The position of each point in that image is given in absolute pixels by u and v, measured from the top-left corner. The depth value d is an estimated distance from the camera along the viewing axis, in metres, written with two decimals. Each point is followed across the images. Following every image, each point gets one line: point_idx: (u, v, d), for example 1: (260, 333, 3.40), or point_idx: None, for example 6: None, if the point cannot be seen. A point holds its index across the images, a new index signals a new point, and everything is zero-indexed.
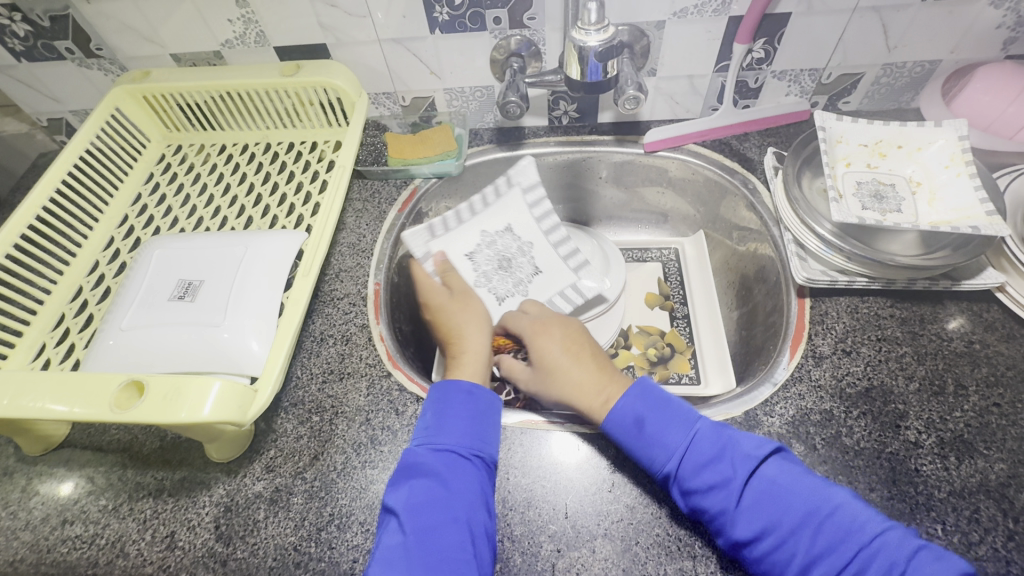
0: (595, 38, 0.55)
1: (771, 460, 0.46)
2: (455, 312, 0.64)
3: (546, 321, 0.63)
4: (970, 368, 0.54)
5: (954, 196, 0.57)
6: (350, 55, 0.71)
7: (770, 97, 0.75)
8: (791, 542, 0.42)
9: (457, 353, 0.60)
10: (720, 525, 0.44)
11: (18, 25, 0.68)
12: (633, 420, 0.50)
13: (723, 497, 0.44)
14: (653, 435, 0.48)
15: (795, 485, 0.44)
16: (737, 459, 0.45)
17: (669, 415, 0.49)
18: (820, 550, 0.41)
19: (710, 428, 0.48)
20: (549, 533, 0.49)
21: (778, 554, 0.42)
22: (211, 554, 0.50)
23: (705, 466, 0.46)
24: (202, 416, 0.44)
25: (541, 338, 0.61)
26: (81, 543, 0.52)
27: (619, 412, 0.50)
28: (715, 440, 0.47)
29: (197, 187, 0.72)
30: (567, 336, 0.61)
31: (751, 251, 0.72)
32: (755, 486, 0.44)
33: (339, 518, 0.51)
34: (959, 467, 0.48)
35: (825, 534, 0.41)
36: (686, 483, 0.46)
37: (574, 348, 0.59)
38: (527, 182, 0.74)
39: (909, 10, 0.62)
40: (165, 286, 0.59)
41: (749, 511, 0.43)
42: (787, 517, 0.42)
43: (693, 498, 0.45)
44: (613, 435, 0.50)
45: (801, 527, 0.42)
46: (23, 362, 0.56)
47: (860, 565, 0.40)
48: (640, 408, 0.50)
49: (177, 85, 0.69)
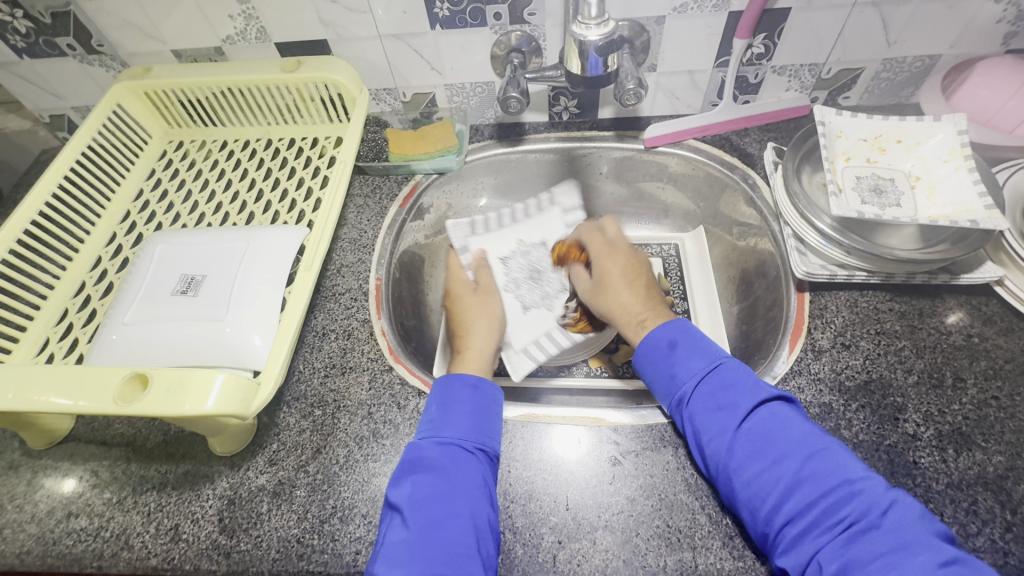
0: (595, 33, 0.56)
1: (781, 402, 0.48)
2: (475, 304, 0.66)
3: (618, 246, 0.68)
4: (969, 362, 0.54)
5: (952, 190, 0.58)
6: (351, 51, 0.71)
7: (770, 92, 0.75)
8: (779, 466, 0.44)
9: (462, 348, 0.61)
10: (717, 445, 0.46)
11: (20, 22, 0.68)
12: (666, 342, 0.54)
13: (727, 418, 0.47)
14: (679, 358, 0.53)
15: (795, 423, 0.46)
16: (752, 390, 0.48)
17: (699, 345, 0.53)
18: (805, 477, 0.43)
19: (735, 365, 0.51)
20: (550, 525, 0.49)
21: (765, 477, 0.44)
22: (215, 546, 0.50)
23: (721, 390, 0.49)
24: (205, 409, 0.44)
25: (604, 260, 0.67)
26: (86, 535, 0.52)
27: (654, 335, 0.55)
28: (734, 374, 0.50)
29: (198, 183, 0.72)
30: (631, 262, 0.66)
31: (751, 246, 0.73)
32: (758, 416, 0.47)
33: (341, 511, 0.51)
34: (958, 459, 0.49)
35: (813, 464, 0.43)
36: (696, 404, 0.49)
37: (632, 274, 0.64)
38: (568, 204, 0.80)
39: (908, 4, 0.62)
40: (167, 280, 0.60)
41: (746, 435, 0.46)
42: (780, 443, 0.45)
43: (698, 419, 0.49)
44: (644, 352, 0.56)
45: (791, 455, 0.44)
46: (26, 357, 0.57)
47: (837, 501, 0.41)
48: (675, 333, 0.55)
49: (178, 81, 0.69)
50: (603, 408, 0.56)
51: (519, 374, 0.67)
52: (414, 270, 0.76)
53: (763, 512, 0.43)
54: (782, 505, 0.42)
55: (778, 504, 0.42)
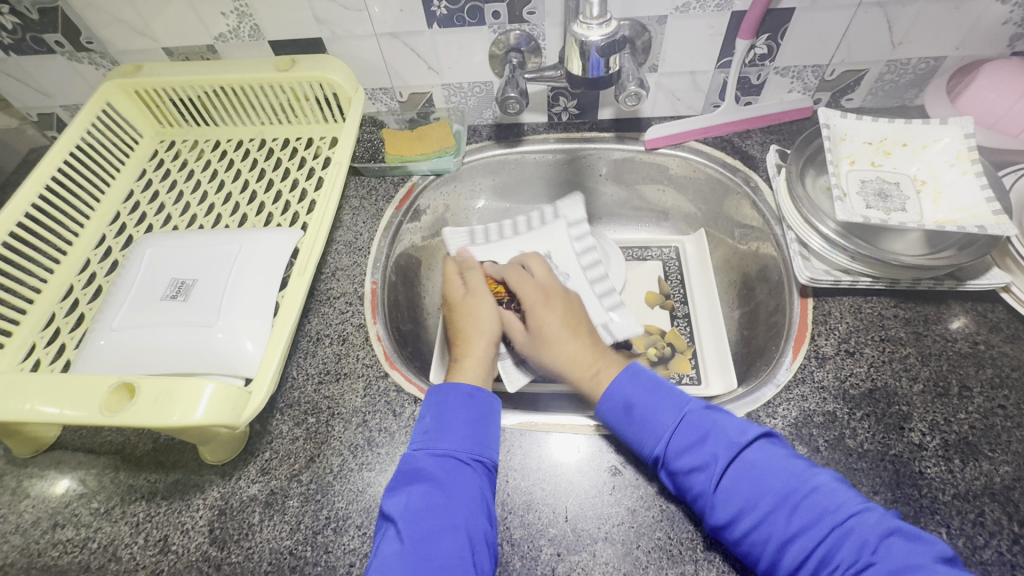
0: (597, 32, 0.54)
1: (755, 445, 0.46)
2: (468, 311, 0.63)
3: (551, 292, 0.64)
4: (975, 369, 0.53)
5: (959, 195, 0.57)
6: (346, 49, 0.70)
7: (772, 93, 0.74)
8: (769, 522, 0.42)
9: (460, 356, 0.60)
10: (702, 505, 0.45)
11: (6, 18, 0.66)
12: (622, 406, 0.51)
13: (704, 479, 0.45)
14: (640, 419, 0.50)
15: (774, 468, 0.44)
16: (723, 443, 0.46)
17: (658, 397, 0.50)
18: (796, 529, 0.41)
19: (699, 413, 0.49)
20: (549, 537, 0.48)
21: (758, 533, 0.42)
22: (205, 559, 0.49)
23: (692, 446, 0.47)
24: (194, 419, 0.43)
25: (541, 309, 0.62)
26: (72, 546, 0.51)
27: (610, 395, 0.52)
28: (700, 425, 0.48)
29: (190, 184, 0.71)
30: (569, 310, 0.63)
31: (753, 250, 0.72)
32: (737, 469, 0.45)
33: (335, 522, 0.50)
34: (964, 470, 0.48)
35: (802, 513, 0.42)
36: (671, 468, 0.47)
37: (574, 324, 0.61)
38: (573, 217, 0.78)
39: (914, 5, 0.61)
40: (157, 284, 0.58)
41: (729, 490, 0.44)
42: (764, 496, 0.43)
43: (678, 479, 0.47)
44: (605, 419, 0.52)
45: (778, 507, 0.42)
46: (12, 362, 0.55)
47: (831, 546, 0.40)
48: (628, 395, 0.51)
49: (169, 79, 0.68)
50: None
51: (514, 386, 0.67)
52: (410, 273, 0.75)
53: (762, 565, 0.42)
54: (780, 559, 0.41)
55: (776, 557, 0.41)
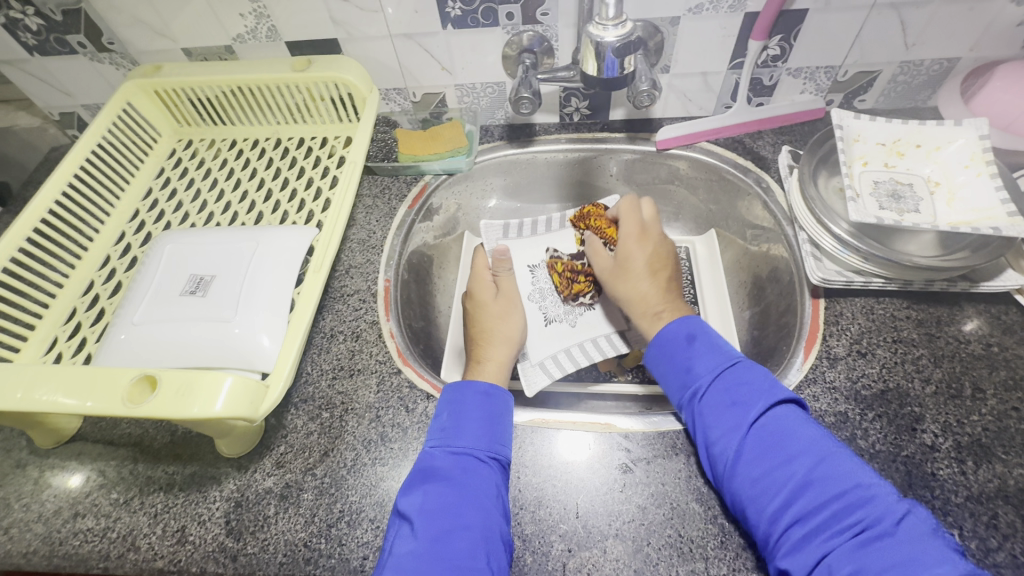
0: (612, 34, 0.55)
1: (796, 403, 0.48)
2: (496, 315, 0.65)
3: (650, 232, 0.66)
4: (988, 372, 0.53)
5: (974, 196, 0.57)
6: (361, 50, 0.71)
7: (784, 94, 0.74)
8: (791, 466, 0.44)
9: (481, 359, 0.61)
10: (726, 444, 0.46)
11: (31, 19, 0.68)
12: (684, 337, 0.55)
13: (740, 415, 0.47)
14: (697, 352, 0.53)
15: (808, 424, 0.46)
16: (767, 391, 0.48)
17: (717, 343, 0.54)
18: (815, 479, 0.43)
19: (750, 364, 0.52)
20: (560, 533, 0.49)
21: (774, 475, 0.44)
22: (222, 550, 0.50)
23: (736, 386, 0.49)
24: (213, 412, 0.44)
25: (632, 243, 0.65)
26: (93, 536, 0.52)
27: (672, 328, 0.56)
28: (749, 372, 0.50)
29: (208, 182, 0.72)
30: (658, 252, 0.64)
31: (764, 251, 0.72)
32: (772, 416, 0.47)
33: (349, 515, 0.51)
34: (977, 472, 0.48)
35: (827, 466, 0.43)
36: (709, 399, 0.49)
37: (656, 265, 0.63)
38: None
39: (928, 7, 0.61)
40: (176, 281, 0.59)
41: (759, 432, 0.46)
42: (792, 443, 0.45)
43: (711, 415, 0.49)
44: (661, 346, 0.56)
45: (804, 455, 0.44)
46: (34, 356, 0.56)
47: (848, 503, 0.41)
48: (692, 329, 0.55)
49: (188, 79, 0.69)
50: (613, 414, 0.55)
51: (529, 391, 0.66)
52: (422, 271, 0.76)
53: (769, 512, 0.42)
54: (790, 505, 0.42)
55: (787, 503, 0.42)
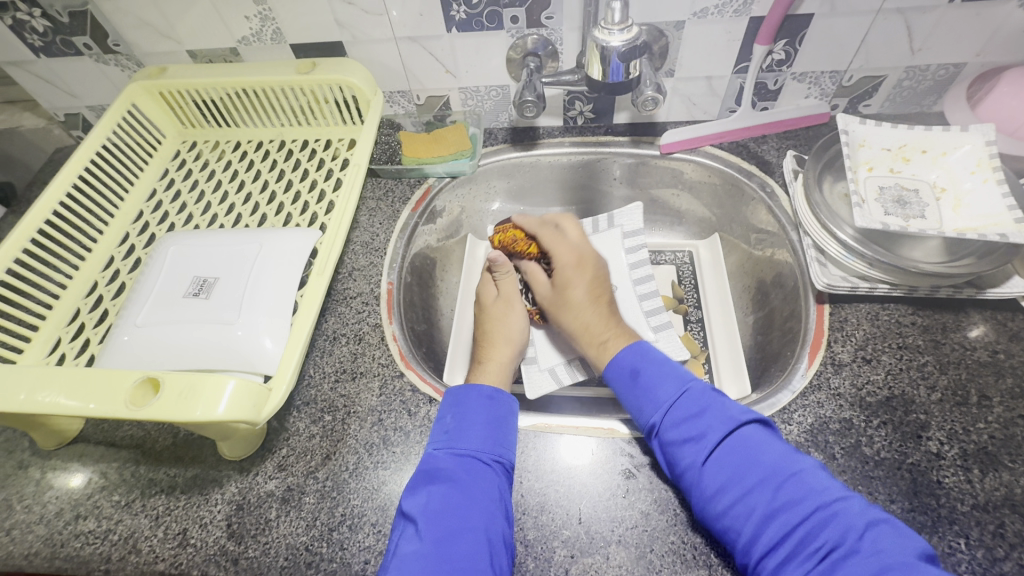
0: (618, 38, 0.55)
1: (753, 424, 0.48)
2: (498, 317, 0.65)
3: (586, 258, 0.69)
4: (994, 379, 0.53)
5: (980, 202, 0.56)
6: (366, 53, 0.71)
7: (789, 99, 0.74)
8: (752, 496, 0.43)
9: (484, 360, 0.61)
10: (690, 477, 0.46)
11: (37, 21, 0.68)
12: (628, 370, 0.55)
13: (696, 449, 0.47)
14: (645, 383, 0.53)
15: (768, 445, 0.46)
16: (719, 417, 0.48)
17: (662, 371, 0.54)
18: (780, 505, 0.43)
19: (700, 390, 0.51)
20: (563, 538, 0.48)
21: (739, 507, 0.43)
22: (223, 552, 0.50)
23: (689, 418, 0.49)
24: (216, 414, 0.44)
25: (572, 273, 0.67)
26: (94, 538, 0.52)
27: (618, 361, 0.57)
28: (701, 400, 0.50)
29: (212, 184, 0.72)
30: (595, 281, 0.67)
31: (768, 255, 0.72)
32: (731, 443, 0.46)
33: (350, 519, 0.51)
34: (983, 480, 0.47)
35: (787, 491, 0.43)
36: (665, 434, 0.49)
37: (597, 295, 0.65)
38: (630, 227, 0.79)
39: (934, 11, 0.61)
40: (180, 282, 0.59)
41: (719, 461, 0.46)
42: (752, 471, 0.45)
43: (671, 449, 0.48)
44: (612, 381, 0.57)
45: (765, 482, 0.44)
46: (38, 357, 0.56)
47: (812, 527, 0.41)
48: (637, 359, 0.56)
49: (193, 81, 0.69)
50: (616, 419, 0.55)
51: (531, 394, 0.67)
52: (425, 274, 0.76)
53: (740, 543, 0.42)
54: (759, 535, 0.42)
55: (756, 534, 0.42)
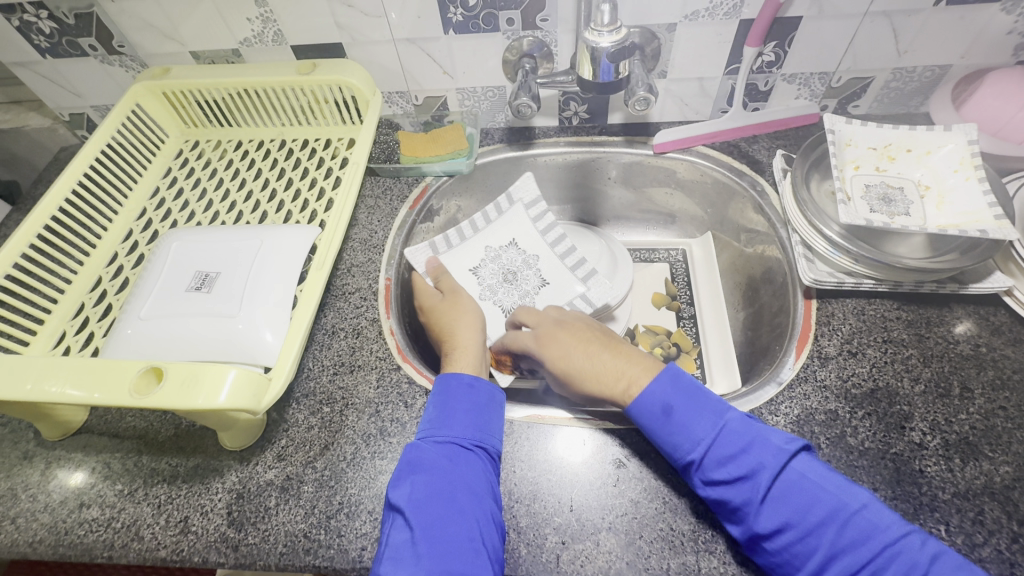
0: (607, 39, 0.56)
1: (802, 455, 0.45)
2: (449, 310, 0.66)
3: (546, 330, 0.63)
4: (977, 371, 0.54)
5: (962, 199, 0.58)
6: (365, 54, 0.73)
7: (779, 100, 0.76)
8: (815, 537, 0.42)
9: (452, 349, 0.62)
10: (743, 516, 0.44)
11: (44, 23, 0.69)
12: (660, 407, 0.50)
13: (749, 489, 0.44)
14: (677, 425, 0.49)
15: (822, 478, 0.44)
16: (770, 452, 0.45)
17: (697, 404, 0.49)
18: (843, 544, 0.41)
19: (741, 421, 0.47)
20: (554, 526, 0.50)
21: (799, 547, 0.42)
22: (223, 539, 0.51)
23: (736, 455, 0.46)
24: (218, 402, 0.45)
25: (552, 351, 0.61)
26: (98, 526, 0.53)
27: (646, 398, 0.51)
28: (745, 431, 0.47)
29: (214, 182, 0.73)
30: (574, 338, 0.61)
31: (758, 252, 0.73)
32: (784, 480, 0.44)
33: (348, 507, 0.52)
34: (964, 469, 0.49)
35: (850, 530, 0.41)
36: (710, 473, 0.46)
37: (584, 349, 0.60)
38: (529, 198, 0.78)
39: (919, 14, 0.62)
40: (182, 277, 0.61)
41: (775, 501, 0.43)
42: (812, 510, 0.42)
43: (718, 488, 0.45)
44: (640, 419, 0.51)
45: (826, 523, 0.42)
46: (44, 349, 0.58)
47: (878, 567, 0.40)
48: (669, 397, 0.50)
49: (196, 81, 0.71)
50: (607, 410, 0.56)
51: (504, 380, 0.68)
52: None
53: None
54: (822, 574, 0.41)
55: (818, 572, 0.41)
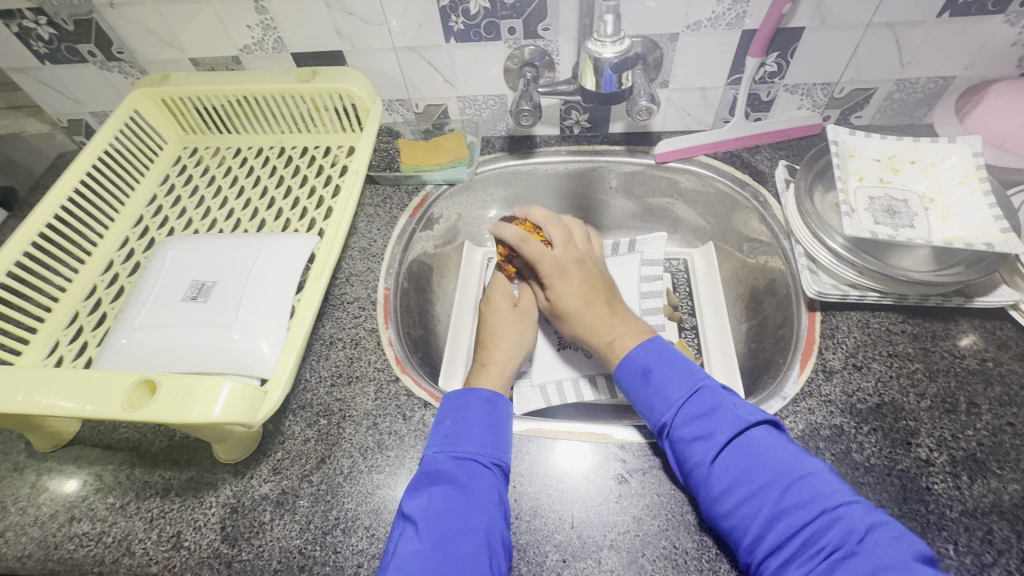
0: (610, 50, 0.56)
1: (762, 426, 0.47)
2: (511, 322, 0.65)
3: (568, 263, 0.62)
4: (983, 387, 0.53)
5: (967, 212, 0.57)
6: (366, 62, 0.72)
7: (781, 110, 0.75)
8: (759, 496, 0.43)
9: (485, 361, 0.61)
10: (696, 477, 0.46)
11: (43, 29, 0.69)
12: (641, 368, 0.54)
13: (703, 449, 0.46)
14: (657, 384, 0.52)
15: (776, 447, 0.46)
16: (728, 418, 0.47)
17: (678, 368, 0.53)
18: (785, 506, 0.42)
19: (712, 388, 0.50)
20: (555, 543, 0.49)
21: (746, 506, 0.43)
22: (216, 555, 0.50)
23: (698, 418, 0.48)
24: (212, 416, 0.44)
25: (562, 284, 0.61)
26: (88, 540, 0.52)
27: (629, 361, 0.55)
28: (712, 398, 0.49)
29: (212, 190, 0.73)
30: (588, 279, 0.62)
31: (761, 263, 0.73)
32: (738, 445, 0.46)
33: (344, 522, 0.51)
34: (972, 487, 0.48)
35: (793, 493, 0.43)
36: (674, 434, 0.49)
37: (590, 294, 0.61)
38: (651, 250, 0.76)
39: (922, 26, 0.62)
40: (178, 286, 0.60)
41: (725, 463, 0.45)
42: (759, 472, 0.44)
43: (678, 447, 0.48)
44: (623, 382, 0.55)
45: (771, 484, 0.43)
46: (36, 359, 0.57)
47: (817, 529, 0.41)
48: (647, 359, 0.54)
49: (195, 88, 0.70)
50: (610, 424, 0.55)
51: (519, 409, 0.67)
52: (422, 280, 0.76)
53: (746, 542, 0.43)
54: (764, 536, 0.42)
55: (760, 534, 0.42)
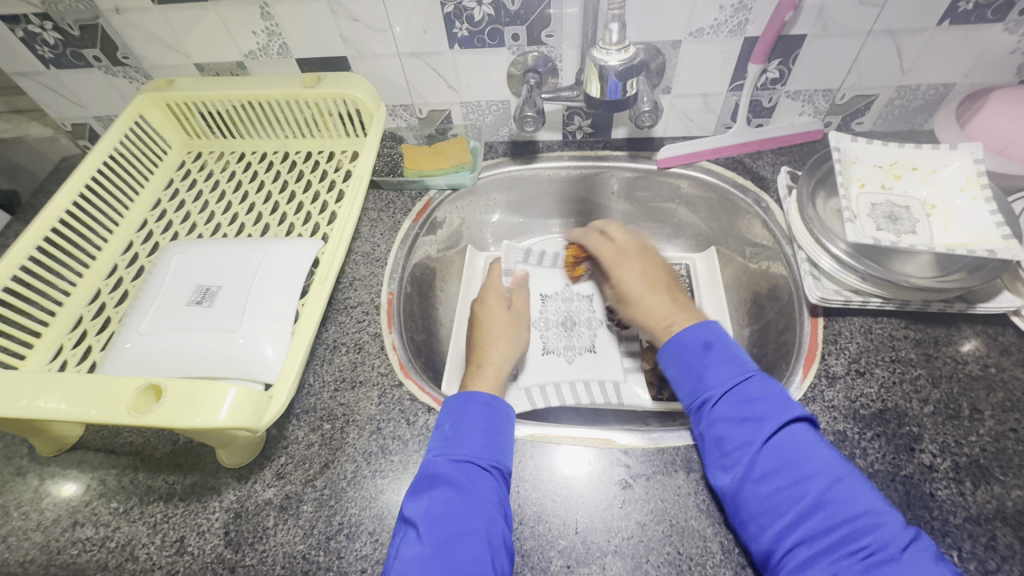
0: (615, 58, 0.56)
1: (809, 424, 0.48)
2: (506, 325, 0.67)
3: (628, 252, 0.70)
4: (986, 393, 0.53)
5: (969, 218, 0.58)
6: (370, 68, 0.73)
7: (783, 116, 0.76)
8: (803, 486, 0.44)
9: (481, 362, 0.62)
10: (740, 457, 0.47)
11: (48, 34, 0.69)
12: (700, 343, 0.54)
13: (754, 431, 0.47)
14: (711, 361, 0.53)
15: (823, 446, 0.46)
16: (782, 407, 0.48)
17: (732, 355, 0.54)
18: (827, 500, 0.43)
19: (764, 378, 0.51)
20: (559, 548, 0.49)
21: (786, 493, 0.44)
22: (220, 561, 0.50)
23: (748, 401, 0.49)
24: (217, 421, 0.44)
25: (623, 268, 0.68)
26: (91, 545, 0.52)
27: (686, 336, 0.56)
28: (765, 387, 0.50)
29: (215, 194, 0.73)
30: (647, 268, 0.67)
31: (763, 269, 0.73)
32: (788, 434, 0.47)
33: (348, 527, 0.51)
34: (976, 493, 0.48)
35: (838, 490, 0.43)
36: (723, 410, 0.50)
37: (653, 282, 0.65)
38: None
39: (923, 33, 0.62)
40: (183, 290, 0.60)
41: (773, 449, 0.46)
42: (804, 464, 0.45)
43: (726, 425, 0.49)
44: (677, 354, 0.55)
45: (817, 476, 0.44)
46: (40, 363, 0.57)
47: (855, 528, 0.41)
48: (709, 334, 0.55)
49: (200, 93, 0.71)
50: (613, 430, 0.56)
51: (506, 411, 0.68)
52: (425, 284, 0.77)
53: (775, 529, 0.43)
54: (798, 526, 0.42)
55: (794, 524, 0.43)
